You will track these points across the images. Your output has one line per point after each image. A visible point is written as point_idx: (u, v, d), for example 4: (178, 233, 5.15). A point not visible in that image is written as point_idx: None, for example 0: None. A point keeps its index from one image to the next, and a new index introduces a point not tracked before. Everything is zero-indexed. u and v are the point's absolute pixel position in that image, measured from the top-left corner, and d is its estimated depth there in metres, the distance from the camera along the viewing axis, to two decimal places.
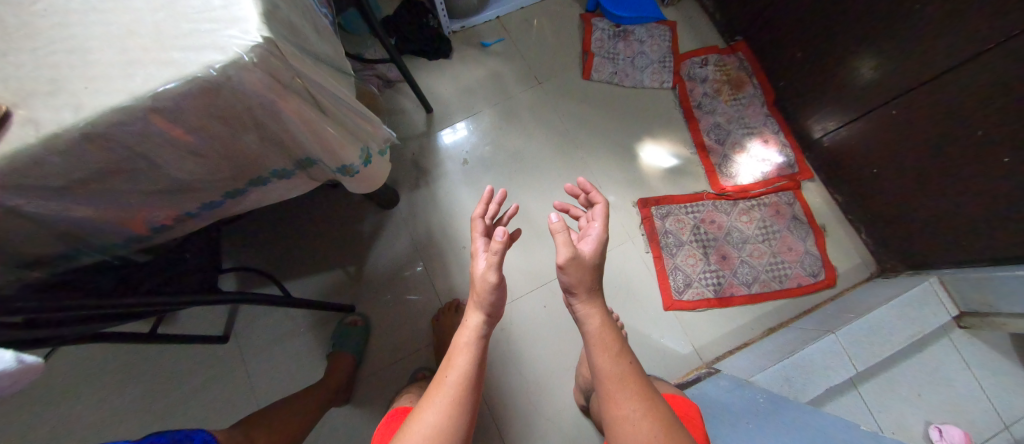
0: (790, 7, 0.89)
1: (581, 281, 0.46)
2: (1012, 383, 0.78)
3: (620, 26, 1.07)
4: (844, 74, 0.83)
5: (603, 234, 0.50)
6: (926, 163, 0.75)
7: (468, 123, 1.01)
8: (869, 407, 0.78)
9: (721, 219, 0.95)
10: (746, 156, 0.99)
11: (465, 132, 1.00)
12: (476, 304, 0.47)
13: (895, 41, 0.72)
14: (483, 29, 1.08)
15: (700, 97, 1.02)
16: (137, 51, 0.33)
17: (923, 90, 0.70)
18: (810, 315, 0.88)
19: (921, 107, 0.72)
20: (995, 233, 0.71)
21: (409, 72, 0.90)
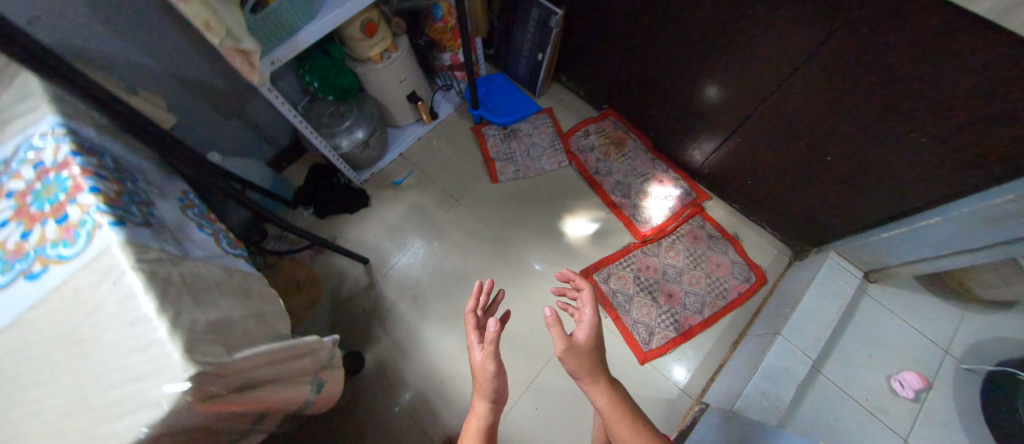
0: (631, 80, 1.09)
1: (581, 367, 0.52)
2: (919, 314, 0.93)
3: (507, 127, 1.22)
4: (699, 97, 0.95)
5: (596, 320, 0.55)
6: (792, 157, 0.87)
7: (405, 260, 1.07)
8: (839, 386, 0.86)
9: (654, 262, 1.05)
10: (651, 199, 1.12)
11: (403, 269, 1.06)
12: (482, 393, 0.53)
13: (721, 68, 0.84)
14: (391, 169, 1.18)
15: (595, 164, 1.17)
16: (72, 437, 0.35)
17: (767, 103, 0.81)
18: (759, 318, 0.98)
19: (765, 122, 0.86)
20: (852, 208, 0.86)
21: (328, 241, 0.95)
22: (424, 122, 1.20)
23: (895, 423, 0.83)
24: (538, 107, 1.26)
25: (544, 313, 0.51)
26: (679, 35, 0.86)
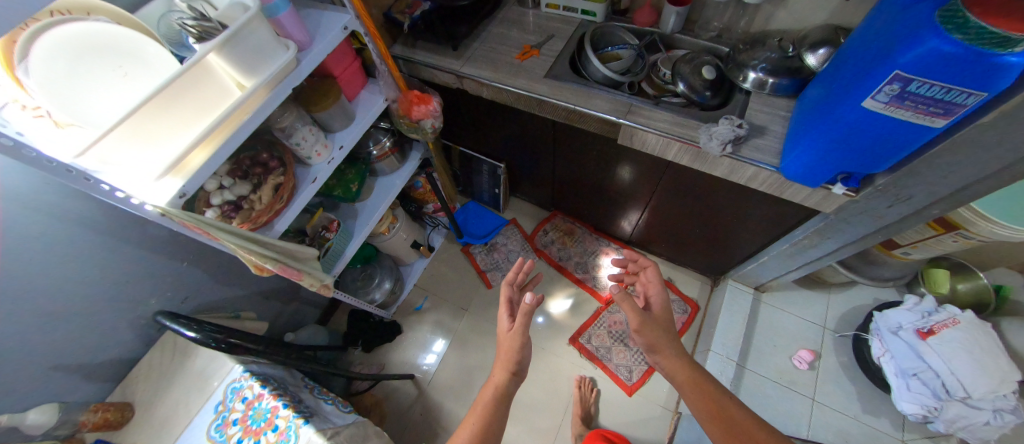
0: (563, 193, 1.54)
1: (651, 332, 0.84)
2: (797, 306, 1.35)
3: (487, 241, 1.64)
4: (617, 175, 1.22)
5: (664, 293, 0.93)
6: (687, 218, 1.23)
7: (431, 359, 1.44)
8: (759, 373, 1.26)
9: (618, 316, 1.45)
10: (604, 269, 1.55)
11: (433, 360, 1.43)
12: (507, 360, 0.83)
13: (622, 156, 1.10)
14: (410, 298, 1.56)
15: (558, 253, 1.59)
16: None
17: (664, 179, 1.10)
18: (699, 338, 1.37)
19: (668, 194, 1.16)
20: (725, 253, 1.30)
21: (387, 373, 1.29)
22: (425, 255, 1.59)
23: (802, 388, 1.22)
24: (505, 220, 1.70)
25: (614, 288, 0.81)
26: (585, 141, 1.14)
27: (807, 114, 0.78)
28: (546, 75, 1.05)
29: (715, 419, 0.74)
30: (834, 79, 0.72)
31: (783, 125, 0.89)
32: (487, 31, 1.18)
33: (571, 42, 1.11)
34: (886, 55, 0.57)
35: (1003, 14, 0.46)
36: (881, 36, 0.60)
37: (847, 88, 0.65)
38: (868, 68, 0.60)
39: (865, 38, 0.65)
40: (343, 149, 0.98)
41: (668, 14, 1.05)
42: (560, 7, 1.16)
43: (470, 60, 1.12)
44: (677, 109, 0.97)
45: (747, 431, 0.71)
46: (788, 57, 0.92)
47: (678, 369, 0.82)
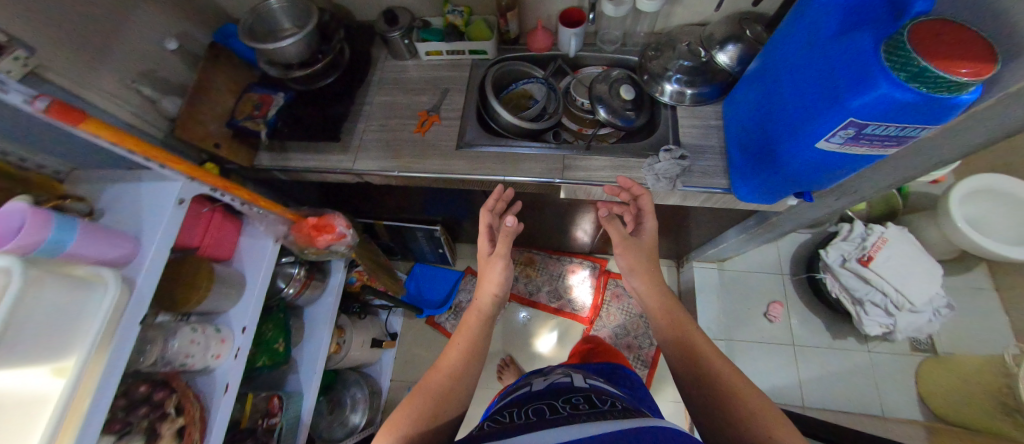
0: None
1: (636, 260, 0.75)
2: (754, 263, 1.43)
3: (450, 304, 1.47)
4: (547, 201, 1.03)
5: (655, 222, 0.77)
6: None
7: None
8: (745, 340, 1.32)
9: (605, 331, 1.44)
10: (576, 288, 1.50)
11: None
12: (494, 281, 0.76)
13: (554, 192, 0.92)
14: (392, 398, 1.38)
15: (526, 289, 1.51)
16: None
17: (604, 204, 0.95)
18: None
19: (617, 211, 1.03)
20: (683, 243, 1.30)
21: None
22: (391, 347, 1.40)
23: (782, 338, 1.32)
24: (461, 271, 1.53)
25: (607, 224, 0.77)
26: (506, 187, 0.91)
27: (749, 131, 0.73)
28: (458, 147, 0.89)
29: (677, 350, 0.65)
30: (771, 101, 0.67)
31: (716, 136, 0.85)
32: (369, 104, 0.97)
33: (471, 94, 0.95)
34: (833, 94, 0.52)
35: (963, 58, 0.41)
36: (817, 63, 0.55)
37: (794, 119, 0.60)
38: (815, 104, 0.55)
39: (794, 58, 0.60)
40: (249, 329, 0.76)
41: (565, 36, 0.93)
42: (443, 52, 0.98)
43: (363, 150, 0.92)
44: (608, 146, 0.88)
45: (707, 354, 0.62)
46: (700, 62, 0.86)
47: (661, 295, 0.72)
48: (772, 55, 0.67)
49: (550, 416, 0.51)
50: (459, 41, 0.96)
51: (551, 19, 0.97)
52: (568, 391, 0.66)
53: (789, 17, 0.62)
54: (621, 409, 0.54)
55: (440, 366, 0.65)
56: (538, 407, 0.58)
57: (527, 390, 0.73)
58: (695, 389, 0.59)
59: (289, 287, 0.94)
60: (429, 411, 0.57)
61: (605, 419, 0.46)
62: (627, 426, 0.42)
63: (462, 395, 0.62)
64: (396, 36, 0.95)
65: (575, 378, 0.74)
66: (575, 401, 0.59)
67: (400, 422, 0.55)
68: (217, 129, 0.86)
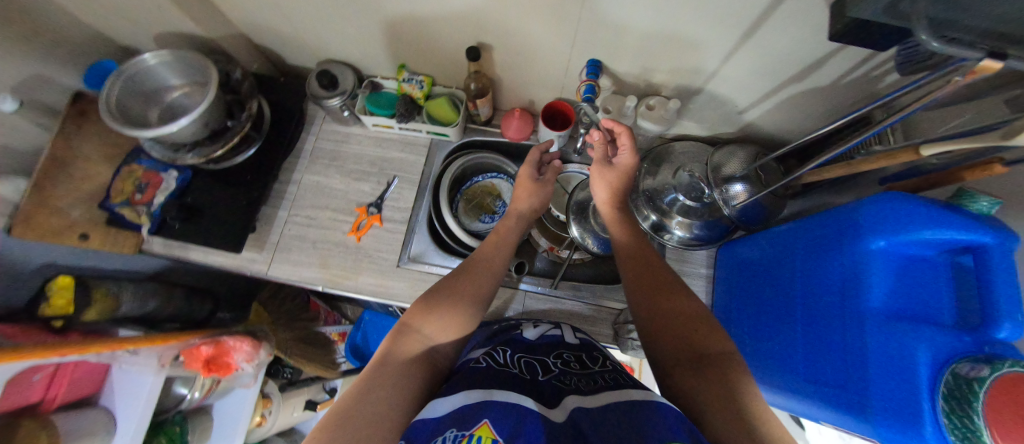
0: None
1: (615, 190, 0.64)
2: None
3: None
4: None
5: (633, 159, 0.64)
6: None
7: None
8: None
9: None
10: None
11: None
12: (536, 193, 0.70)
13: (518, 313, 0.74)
14: None
15: None
16: None
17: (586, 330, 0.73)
18: None
19: None
20: None
21: None
22: (328, 406, 1.27)
23: None
24: None
25: (592, 135, 0.64)
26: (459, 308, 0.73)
27: (753, 327, 0.61)
28: (399, 264, 0.74)
29: (638, 271, 0.56)
30: (778, 308, 0.56)
31: (705, 290, 0.77)
32: (295, 185, 0.78)
33: (424, 192, 0.79)
34: (861, 384, 0.41)
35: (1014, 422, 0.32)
36: (848, 330, 0.44)
37: (807, 365, 0.49)
38: (832, 368, 0.45)
39: (822, 294, 0.48)
40: None
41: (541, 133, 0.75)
42: (396, 127, 0.79)
43: (282, 251, 0.74)
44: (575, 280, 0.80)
45: (670, 281, 0.54)
46: (700, 200, 0.71)
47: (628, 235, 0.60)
48: (799, 261, 0.54)
49: (547, 382, 0.45)
50: (414, 121, 0.76)
51: (534, 106, 0.80)
52: (556, 346, 0.57)
53: (826, 232, 0.49)
54: (614, 371, 0.48)
55: (472, 270, 0.57)
56: (521, 360, 0.51)
57: (513, 334, 0.61)
58: (660, 317, 0.50)
59: (192, 391, 0.77)
60: (459, 325, 0.50)
61: (586, 392, 0.41)
62: (621, 399, 0.39)
63: (484, 300, 0.54)
64: (335, 104, 0.74)
65: (566, 331, 0.63)
66: (566, 359, 0.53)
67: (432, 320, 0.48)
68: (83, 216, 0.66)
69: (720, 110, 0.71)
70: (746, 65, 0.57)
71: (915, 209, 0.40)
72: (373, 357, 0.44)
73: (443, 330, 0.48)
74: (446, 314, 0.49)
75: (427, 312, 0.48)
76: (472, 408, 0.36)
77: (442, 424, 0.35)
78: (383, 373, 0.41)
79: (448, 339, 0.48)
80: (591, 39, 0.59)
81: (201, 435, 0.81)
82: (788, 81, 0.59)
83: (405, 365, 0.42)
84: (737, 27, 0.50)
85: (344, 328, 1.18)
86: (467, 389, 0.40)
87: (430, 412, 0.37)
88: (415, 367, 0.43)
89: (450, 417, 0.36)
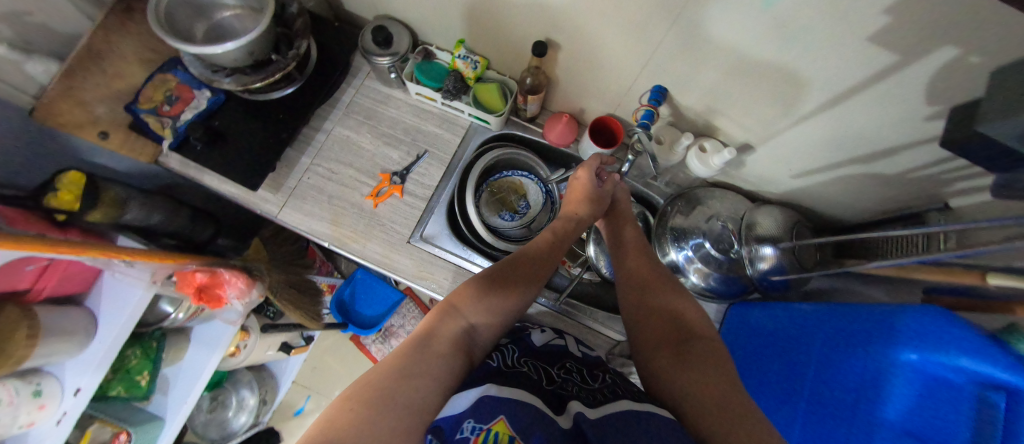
0: None
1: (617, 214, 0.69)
2: None
3: (369, 329, 1.15)
4: None
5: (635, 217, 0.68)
6: None
7: None
8: None
9: None
10: None
11: None
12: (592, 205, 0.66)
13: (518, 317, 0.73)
14: (289, 400, 1.31)
15: None
16: None
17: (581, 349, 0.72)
18: None
19: None
20: None
21: None
22: (302, 353, 1.27)
23: None
24: (401, 292, 1.18)
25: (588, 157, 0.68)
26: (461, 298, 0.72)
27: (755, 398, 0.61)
28: (410, 241, 0.72)
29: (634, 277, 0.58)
30: (786, 381, 0.56)
31: None
32: (324, 135, 0.76)
33: (451, 174, 0.77)
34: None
35: None
36: (854, 431, 0.43)
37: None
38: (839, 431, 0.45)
39: (835, 389, 0.48)
40: (84, 392, 0.60)
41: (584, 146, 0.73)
42: (439, 102, 0.76)
43: (297, 197, 0.72)
44: (578, 299, 0.79)
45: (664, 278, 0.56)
46: (726, 254, 0.69)
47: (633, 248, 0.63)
48: (814, 349, 0.53)
49: (549, 387, 0.44)
50: (459, 101, 0.74)
51: (582, 115, 0.77)
52: (562, 356, 0.56)
53: (851, 330, 0.49)
54: (614, 385, 0.46)
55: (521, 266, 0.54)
56: (527, 363, 0.50)
57: (523, 336, 0.60)
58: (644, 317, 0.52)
59: (177, 312, 0.76)
60: (500, 319, 0.48)
61: (608, 400, 0.40)
62: (622, 410, 0.38)
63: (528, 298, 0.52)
64: (384, 63, 0.71)
65: (569, 341, 0.62)
66: (569, 369, 0.52)
67: (479, 310, 0.47)
68: (107, 114, 0.64)
69: (771, 169, 0.68)
70: (818, 133, 0.54)
71: (949, 327, 0.39)
72: (414, 330, 0.43)
73: (486, 321, 0.47)
74: (490, 304, 0.48)
75: (473, 299, 0.48)
76: (494, 400, 0.36)
77: (464, 415, 0.35)
78: (429, 352, 0.39)
79: (489, 331, 0.47)
80: (667, 65, 0.56)
81: (176, 353, 0.82)
82: (853, 160, 0.56)
83: (448, 348, 0.41)
84: (823, 93, 0.47)
85: (334, 281, 1.15)
86: (487, 384, 0.39)
87: (452, 404, 0.37)
88: (457, 351, 0.42)
89: (472, 407, 0.35)
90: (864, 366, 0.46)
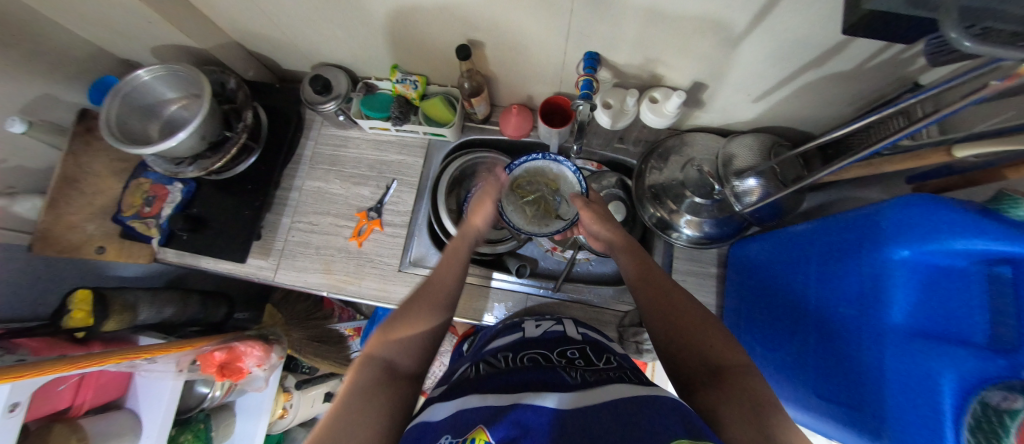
0: None
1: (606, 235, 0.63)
2: None
3: None
4: None
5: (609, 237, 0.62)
6: None
7: None
8: None
9: None
10: None
11: None
12: (484, 220, 0.64)
13: (527, 313, 0.73)
14: None
15: None
16: None
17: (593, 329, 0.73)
18: None
19: None
20: None
21: None
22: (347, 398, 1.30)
23: None
24: None
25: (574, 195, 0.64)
26: (464, 308, 0.73)
27: (764, 335, 0.59)
28: (401, 269, 0.74)
29: (653, 293, 0.52)
30: (789, 304, 0.54)
31: (716, 289, 0.74)
32: (296, 192, 0.78)
33: (422, 194, 0.78)
34: (879, 417, 0.39)
35: None
36: (865, 347, 0.41)
37: (819, 378, 0.48)
38: (853, 354, 0.43)
39: (839, 306, 0.46)
40: None
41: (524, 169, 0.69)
42: (392, 129, 0.78)
43: (287, 257, 0.75)
44: (579, 281, 0.79)
45: (665, 283, 0.53)
46: (710, 197, 0.67)
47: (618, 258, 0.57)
48: (813, 267, 0.51)
49: (546, 372, 0.45)
50: (410, 123, 0.75)
51: (532, 101, 0.77)
52: (562, 341, 0.57)
53: (844, 238, 0.46)
54: (619, 368, 0.47)
55: (423, 295, 0.55)
56: (525, 356, 0.52)
57: (516, 332, 0.61)
58: (675, 334, 0.48)
59: (213, 390, 0.80)
60: (416, 343, 0.49)
61: (593, 387, 0.41)
62: (625, 395, 0.38)
63: (438, 321, 0.53)
64: (329, 108, 0.73)
65: (568, 325, 0.63)
66: (570, 355, 0.52)
67: (388, 345, 0.48)
68: (98, 230, 0.69)
69: (731, 100, 0.66)
70: (758, 50, 0.52)
71: (942, 214, 0.36)
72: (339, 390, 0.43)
73: (401, 351, 0.48)
74: (404, 340, 0.49)
75: (381, 341, 0.48)
76: (467, 413, 0.37)
77: (442, 428, 0.37)
78: (361, 400, 0.41)
79: (410, 359, 0.48)
80: (587, 30, 0.55)
81: (226, 428, 0.87)
82: (806, 67, 0.54)
83: (372, 391, 0.42)
84: (745, 13, 0.46)
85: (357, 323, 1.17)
86: (469, 394, 0.41)
87: (431, 417, 0.39)
88: (380, 389, 0.43)
89: (447, 421, 0.37)
90: (862, 273, 0.43)
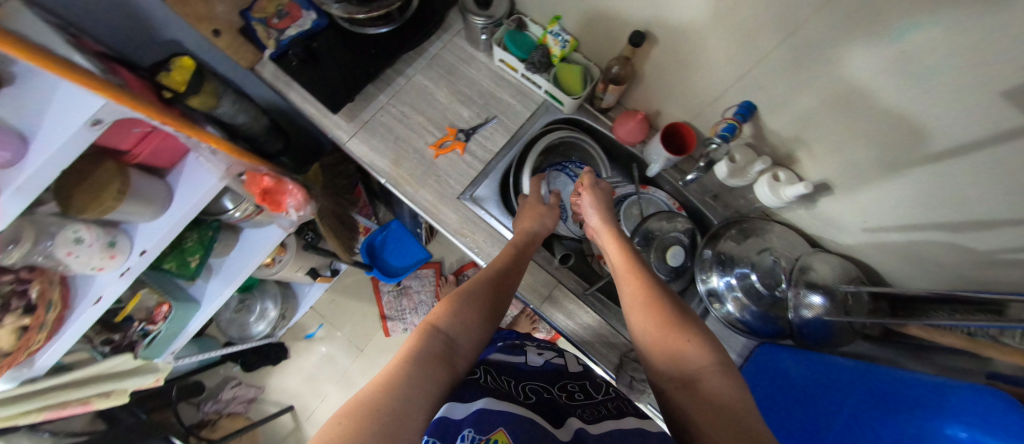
0: None
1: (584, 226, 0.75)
2: None
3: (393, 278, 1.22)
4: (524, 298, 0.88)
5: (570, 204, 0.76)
6: None
7: (313, 389, 1.36)
8: None
9: None
10: None
11: (314, 390, 1.36)
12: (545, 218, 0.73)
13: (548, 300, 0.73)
14: (303, 322, 1.39)
15: None
16: None
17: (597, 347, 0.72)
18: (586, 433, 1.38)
19: None
20: None
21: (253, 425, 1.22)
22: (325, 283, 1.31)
23: None
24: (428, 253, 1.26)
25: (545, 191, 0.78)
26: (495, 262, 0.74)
27: None
28: (460, 197, 0.74)
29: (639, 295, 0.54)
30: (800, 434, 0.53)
31: None
32: (404, 79, 0.79)
33: (514, 143, 0.79)
34: None
35: None
36: None
37: None
38: None
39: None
40: (148, 254, 0.67)
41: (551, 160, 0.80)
42: (519, 71, 0.77)
43: (367, 130, 0.76)
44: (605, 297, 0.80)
45: (670, 301, 0.53)
46: (770, 289, 0.67)
47: (639, 277, 0.57)
48: (846, 408, 0.50)
49: (551, 404, 0.46)
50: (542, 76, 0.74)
51: (656, 117, 0.77)
52: (563, 375, 0.58)
53: (898, 397, 0.45)
54: (617, 400, 0.49)
55: (486, 281, 0.57)
56: (526, 386, 0.51)
57: (522, 356, 0.61)
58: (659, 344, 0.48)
59: (235, 210, 0.82)
60: (473, 327, 0.50)
61: (599, 418, 0.43)
62: (623, 426, 0.40)
63: (496, 307, 0.55)
64: (478, 23, 0.72)
65: (568, 359, 0.64)
66: (569, 390, 0.53)
67: (449, 319, 0.49)
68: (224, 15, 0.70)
69: (844, 216, 0.65)
70: (909, 185, 0.51)
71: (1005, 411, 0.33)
72: (397, 353, 0.42)
73: (458, 329, 0.48)
74: (462, 319, 0.50)
75: (446, 316, 0.49)
76: (493, 415, 0.38)
77: (464, 424, 0.37)
78: (424, 368, 0.40)
79: (465, 339, 0.48)
80: (763, 79, 0.54)
81: (224, 249, 0.88)
82: (939, 225, 0.53)
83: (432, 359, 0.42)
84: (925, 146, 0.45)
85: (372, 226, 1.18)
86: (485, 396, 0.41)
87: (449, 411, 0.38)
88: (443, 362, 0.43)
89: (472, 417, 0.37)
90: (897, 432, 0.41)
